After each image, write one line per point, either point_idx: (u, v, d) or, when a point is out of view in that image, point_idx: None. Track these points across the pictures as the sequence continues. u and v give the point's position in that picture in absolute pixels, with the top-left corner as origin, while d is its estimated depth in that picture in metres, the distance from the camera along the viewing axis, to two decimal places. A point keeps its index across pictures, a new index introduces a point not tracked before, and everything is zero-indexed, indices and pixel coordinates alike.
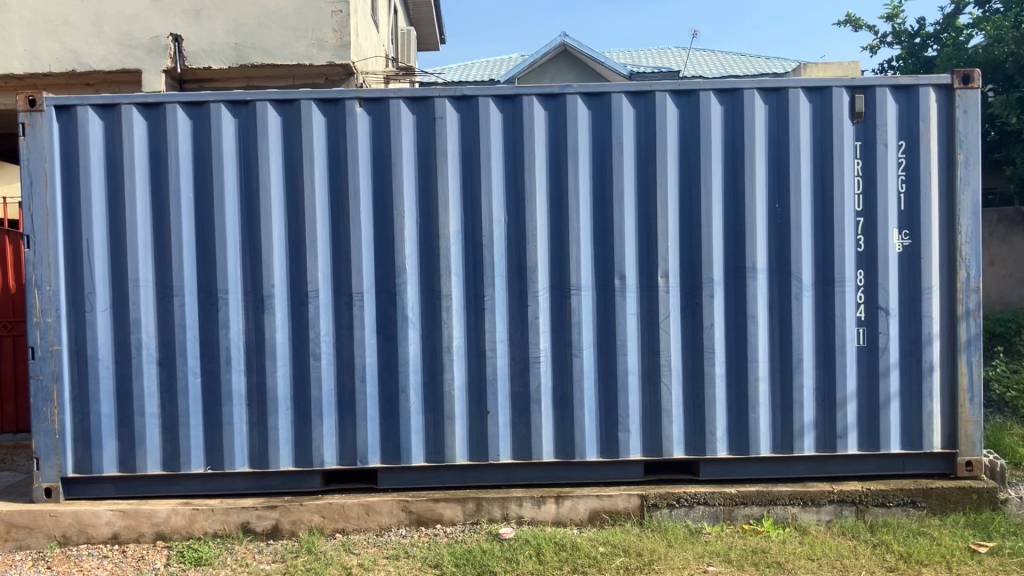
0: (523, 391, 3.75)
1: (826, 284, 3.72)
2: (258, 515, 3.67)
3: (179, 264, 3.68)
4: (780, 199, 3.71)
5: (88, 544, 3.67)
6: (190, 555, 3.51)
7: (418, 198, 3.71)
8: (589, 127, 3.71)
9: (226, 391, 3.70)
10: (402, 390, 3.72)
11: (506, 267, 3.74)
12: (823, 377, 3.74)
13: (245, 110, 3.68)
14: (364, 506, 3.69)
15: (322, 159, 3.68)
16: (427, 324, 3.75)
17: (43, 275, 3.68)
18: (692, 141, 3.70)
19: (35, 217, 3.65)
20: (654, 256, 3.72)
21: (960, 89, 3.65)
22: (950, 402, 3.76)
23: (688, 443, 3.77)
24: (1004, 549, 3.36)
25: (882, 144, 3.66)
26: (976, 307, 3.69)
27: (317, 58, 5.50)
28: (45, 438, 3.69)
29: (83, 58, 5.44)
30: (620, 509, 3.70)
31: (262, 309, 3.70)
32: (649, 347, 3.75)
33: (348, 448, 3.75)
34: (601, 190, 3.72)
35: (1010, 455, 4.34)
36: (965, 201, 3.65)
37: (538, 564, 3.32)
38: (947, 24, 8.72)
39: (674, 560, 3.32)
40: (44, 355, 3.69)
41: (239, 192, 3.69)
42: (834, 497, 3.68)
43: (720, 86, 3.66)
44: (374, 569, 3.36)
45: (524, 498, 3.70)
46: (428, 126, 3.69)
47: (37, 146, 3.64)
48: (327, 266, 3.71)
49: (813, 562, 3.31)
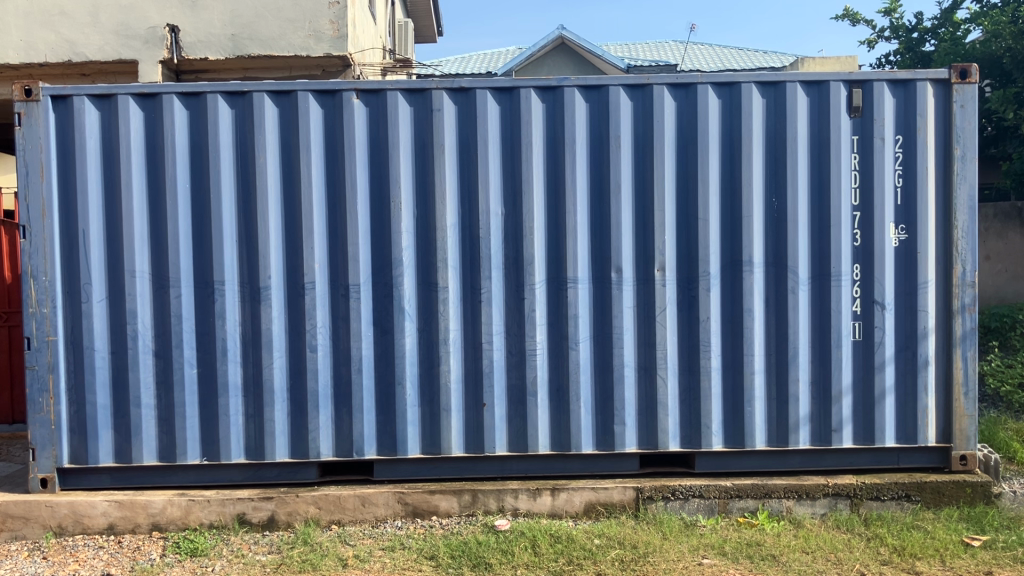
0: (519, 382, 3.76)
1: (822, 278, 3.72)
2: (253, 506, 3.68)
3: (175, 255, 3.68)
4: (777, 192, 3.71)
5: (83, 535, 3.67)
6: (186, 546, 3.51)
7: (416, 190, 3.71)
8: (587, 120, 3.70)
9: (222, 382, 3.70)
10: (398, 382, 3.72)
11: (503, 259, 3.74)
12: (818, 370, 3.75)
13: (242, 102, 3.67)
14: (360, 497, 3.70)
15: (321, 151, 3.68)
16: (423, 318, 3.75)
17: (38, 265, 3.67)
18: (690, 134, 3.70)
19: (31, 207, 3.65)
20: (650, 248, 3.73)
21: (958, 83, 3.66)
22: (945, 397, 3.77)
23: (684, 436, 3.78)
24: (997, 542, 3.38)
25: (879, 138, 3.67)
26: (972, 302, 3.69)
27: (315, 49, 5.48)
28: (41, 429, 3.68)
29: (79, 48, 5.42)
30: (615, 500, 3.71)
31: (258, 300, 3.70)
32: (645, 340, 3.76)
33: (345, 439, 3.74)
34: (599, 184, 3.72)
35: (1004, 449, 4.36)
36: (961, 195, 3.66)
37: (533, 555, 3.33)
38: (944, 19, 8.69)
39: (669, 552, 3.33)
40: (41, 346, 3.68)
41: (236, 184, 3.69)
42: (828, 490, 3.69)
43: (717, 79, 3.66)
44: (370, 561, 3.37)
45: (519, 490, 3.71)
46: (426, 118, 3.68)
47: (32, 137, 3.63)
48: (323, 257, 3.71)
49: (807, 554, 3.33)
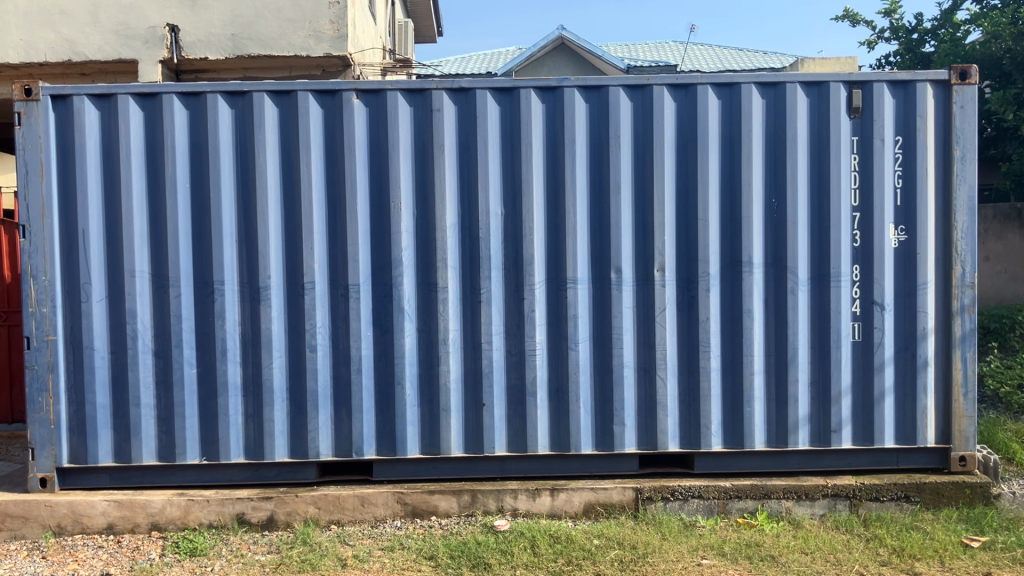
0: (519, 383, 3.76)
1: (821, 279, 3.72)
2: (252, 506, 3.68)
3: (175, 255, 3.67)
4: (776, 194, 3.71)
5: (83, 534, 3.67)
6: (185, 545, 3.51)
7: (416, 190, 3.71)
8: (587, 120, 3.70)
9: (221, 382, 3.70)
10: (398, 382, 3.72)
11: (502, 259, 3.74)
12: (818, 370, 3.75)
13: (242, 102, 3.67)
14: (360, 497, 3.70)
15: (320, 151, 3.68)
16: (423, 318, 3.75)
17: (38, 265, 3.66)
18: (690, 134, 3.70)
19: (31, 207, 3.65)
20: (650, 249, 3.73)
21: (958, 84, 3.66)
22: (945, 398, 3.77)
23: (683, 437, 3.78)
24: (996, 543, 3.39)
25: (879, 139, 3.67)
26: (971, 303, 3.70)
27: (314, 49, 5.48)
28: (40, 428, 3.68)
29: (79, 47, 5.42)
30: (614, 501, 3.71)
31: (258, 300, 3.70)
32: (645, 340, 3.76)
33: (344, 439, 3.75)
34: (599, 184, 3.72)
35: (1004, 450, 4.36)
36: (960, 196, 3.66)
37: (533, 555, 3.33)
38: (945, 20, 8.68)
39: (668, 552, 3.33)
40: (40, 345, 3.68)
41: (235, 184, 3.69)
42: (828, 491, 3.69)
43: (717, 80, 3.66)
44: (369, 561, 3.37)
45: (519, 490, 3.72)
46: (426, 118, 3.68)
47: (32, 137, 3.63)
48: (324, 257, 3.71)
49: (806, 555, 3.33)
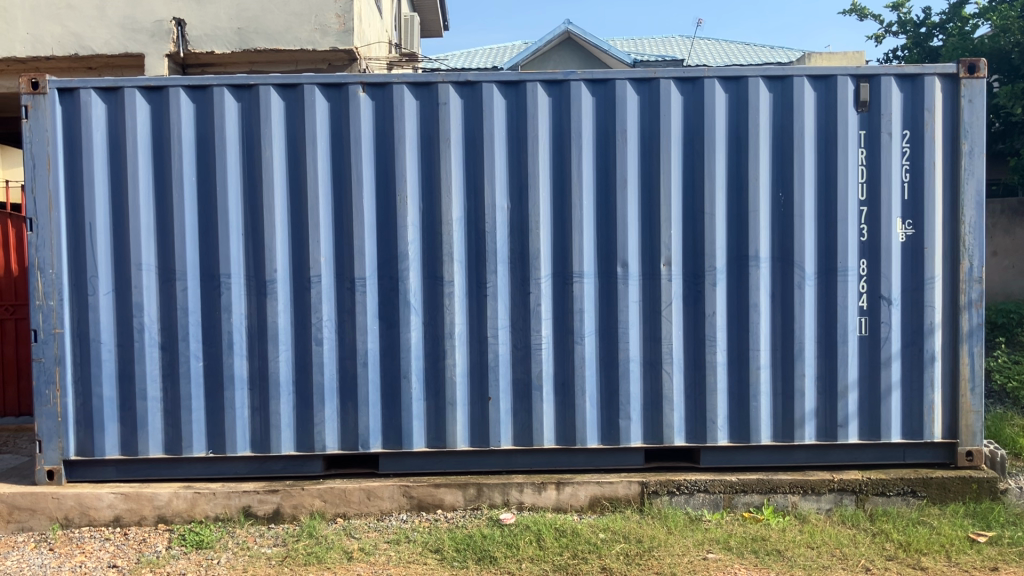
0: (524, 377, 3.76)
1: (828, 273, 3.71)
2: (259, 499, 3.68)
3: (181, 247, 3.68)
4: (783, 187, 3.70)
5: (89, 526, 3.69)
6: (192, 538, 3.51)
7: (423, 184, 3.71)
8: (594, 114, 3.70)
9: (228, 374, 3.70)
10: (403, 375, 3.72)
11: (509, 253, 3.74)
12: (825, 365, 3.74)
13: (248, 95, 3.68)
14: (365, 490, 3.70)
15: (326, 144, 3.68)
16: (429, 311, 3.75)
17: (46, 258, 3.67)
18: (696, 128, 3.69)
19: (38, 200, 3.65)
20: (656, 243, 3.72)
21: (965, 78, 3.63)
22: (951, 393, 3.76)
23: (689, 431, 3.77)
24: (1003, 538, 3.37)
25: (886, 133, 3.65)
26: (979, 297, 3.69)
27: (320, 43, 5.48)
28: (47, 421, 3.70)
29: (85, 41, 5.43)
30: (620, 495, 3.71)
31: (264, 294, 3.70)
32: (650, 334, 3.75)
33: (349, 432, 3.75)
34: (605, 179, 3.72)
35: (1011, 445, 4.34)
36: (969, 190, 3.64)
37: (538, 549, 3.33)
38: (953, 14, 8.64)
39: (674, 546, 3.32)
40: (47, 338, 3.69)
41: (241, 177, 3.69)
42: (834, 485, 3.68)
43: (724, 73, 3.65)
44: (375, 553, 3.38)
45: (524, 484, 3.72)
46: (432, 112, 3.68)
47: (39, 130, 3.63)
48: (329, 250, 3.71)
49: (813, 549, 3.32)
